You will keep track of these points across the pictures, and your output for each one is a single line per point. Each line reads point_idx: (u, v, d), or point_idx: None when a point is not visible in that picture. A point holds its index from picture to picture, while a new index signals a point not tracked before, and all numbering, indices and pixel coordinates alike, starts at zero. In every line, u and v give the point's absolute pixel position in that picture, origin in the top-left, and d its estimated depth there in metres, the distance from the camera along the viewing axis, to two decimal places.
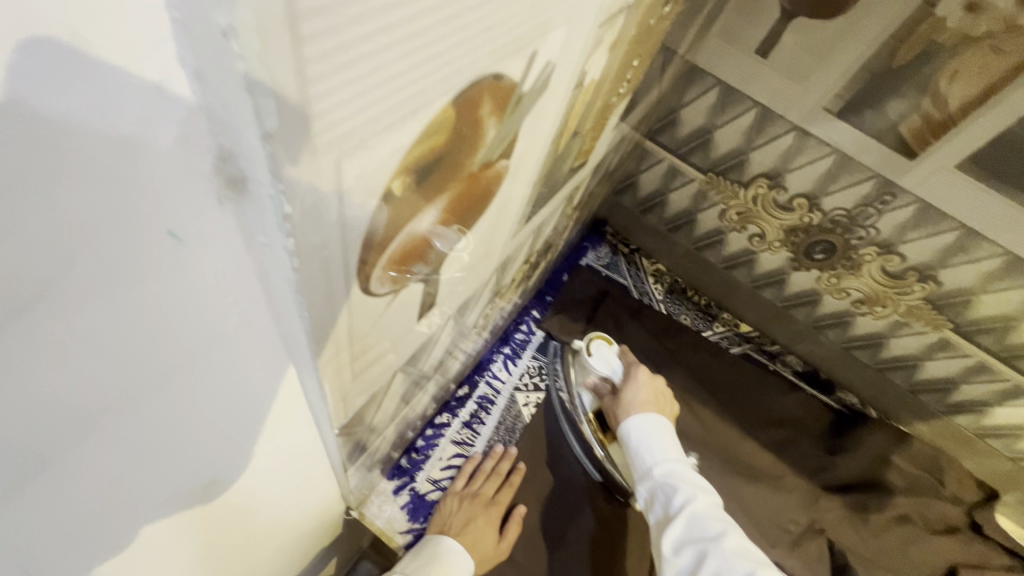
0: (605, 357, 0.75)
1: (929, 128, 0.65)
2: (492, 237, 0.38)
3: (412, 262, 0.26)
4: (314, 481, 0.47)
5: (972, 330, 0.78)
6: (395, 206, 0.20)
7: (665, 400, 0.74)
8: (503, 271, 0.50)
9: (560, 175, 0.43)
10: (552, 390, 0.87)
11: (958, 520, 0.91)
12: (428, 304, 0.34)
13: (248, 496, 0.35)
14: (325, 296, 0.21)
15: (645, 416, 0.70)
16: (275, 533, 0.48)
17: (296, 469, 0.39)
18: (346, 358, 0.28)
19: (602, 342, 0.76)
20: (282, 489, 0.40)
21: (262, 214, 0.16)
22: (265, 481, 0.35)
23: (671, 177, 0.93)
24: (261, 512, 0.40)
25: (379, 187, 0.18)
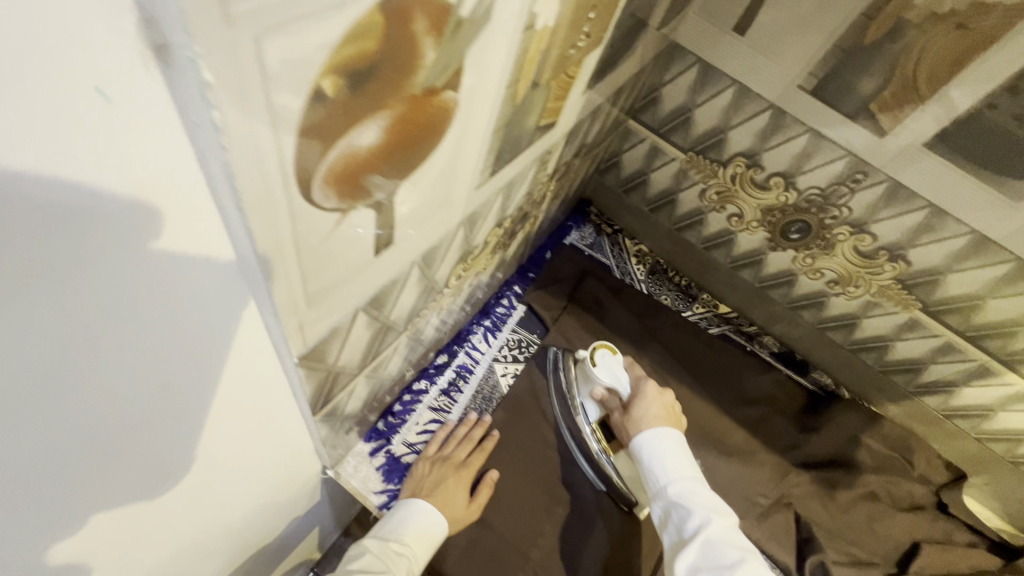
0: (610, 367, 0.80)
1: (897, 106, 0.66)
2: (453, 182, 0.39)
3: (359, 181, 0.28)
4: (286, 429, 0.49)
5: (940, 309, 0.80)
6: (329, 109, 0.22)
7: (673, 412, 0.78)
8: (471, 227, 0.51)
9: (524, 129, 0.45)
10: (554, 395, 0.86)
11: (924, 499, 0.93)
12: (385, 239, 0.35)
13: (216, 422, 0.38)
14: (262, 186, 0.22)
15: (655, 429, 0.74)
16: (248, 482, 0.50)
17: (264, 407, 0.43)
18: (297, 277, 0.29)
19: (607, 352, 0.82)
20: (252, 427, 0.43)
21: (187, 84, 0.17)
22: (232, 408, 0.39)
23: (653, 157, 0.94)
24: (232, 448, 0.43)
25: (307, 82, 0.20)
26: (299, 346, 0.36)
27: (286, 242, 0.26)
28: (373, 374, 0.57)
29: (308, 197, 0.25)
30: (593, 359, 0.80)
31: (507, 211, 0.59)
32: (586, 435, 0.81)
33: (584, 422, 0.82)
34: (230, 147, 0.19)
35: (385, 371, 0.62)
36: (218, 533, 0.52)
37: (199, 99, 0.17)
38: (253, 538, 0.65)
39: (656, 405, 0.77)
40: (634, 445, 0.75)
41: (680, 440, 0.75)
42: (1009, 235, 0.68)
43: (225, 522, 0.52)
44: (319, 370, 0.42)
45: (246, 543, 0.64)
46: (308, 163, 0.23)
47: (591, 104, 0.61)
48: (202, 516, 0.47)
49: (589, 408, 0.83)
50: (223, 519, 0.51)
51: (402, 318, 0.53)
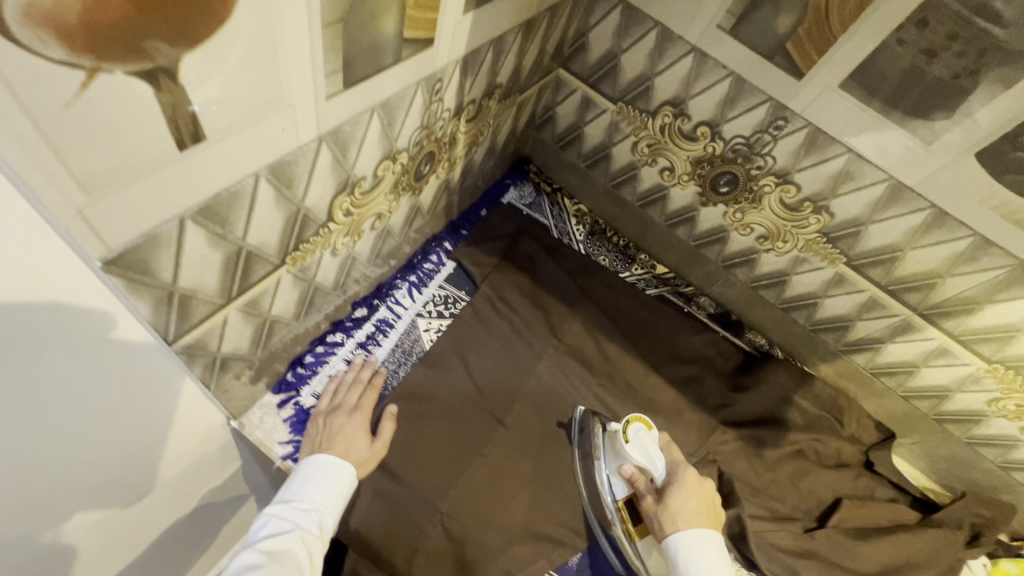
0: (645, 447, 0.70)
1: (812, 44, 0.64)
2: (281, 80, 0.36)
3: (102, 34, 0.25)
4: (150, 375, 0.46)
5: (863, 263, 0.79)
6: None
7: (714, 506, 0.69)
8: (340, 148, 0.48)
9: (378, 34, 0.42)
10: (580, 468, 0.80)
11: (851, 458, 0.93)
12: (191, 132, 0.33)
13: (53, 371, 0.35)
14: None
15: (697, 531, 0.65)
16: (126, 444, 0.47)
17: (113, 350, 0.39)
18: (46, 149, 0.26)
19: (642, 426, 0.71)
20: (105, 376, 0.40)
21: None
22: (70, 353, 0.35)
23: (585, 109, 0.91)
24: (84, 404, 0.39)
25: None
26: (100, 249, 0.33)
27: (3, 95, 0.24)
28: (250, 309, 0.54)
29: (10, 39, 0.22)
30: (624, 435, 0.70)
31: (396, 142, 0.57)
32: (610, 514, 0.73)
33: (608, 498, 0.74)
34: None
35: (271, 311, 0.59)
36: (99, 507, 0.49)
37: None
38: (155, 526, 0.60)
39: (695, 496, 0.68)
40: (668, 540, 0.66)
41: (718, 538, 0.67)
42: (924, 180, 0.67)
43: (107, 493, 0.48)
44: (154, 287, 0.40)
45: (150, 526, 0.60)
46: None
47: (487, 30, 0.58)
48: (68, 487, 0.43)
49: (614, 484, 0.74)
50: (104, 489, 0.47)
51: (268, 246, 0.50)
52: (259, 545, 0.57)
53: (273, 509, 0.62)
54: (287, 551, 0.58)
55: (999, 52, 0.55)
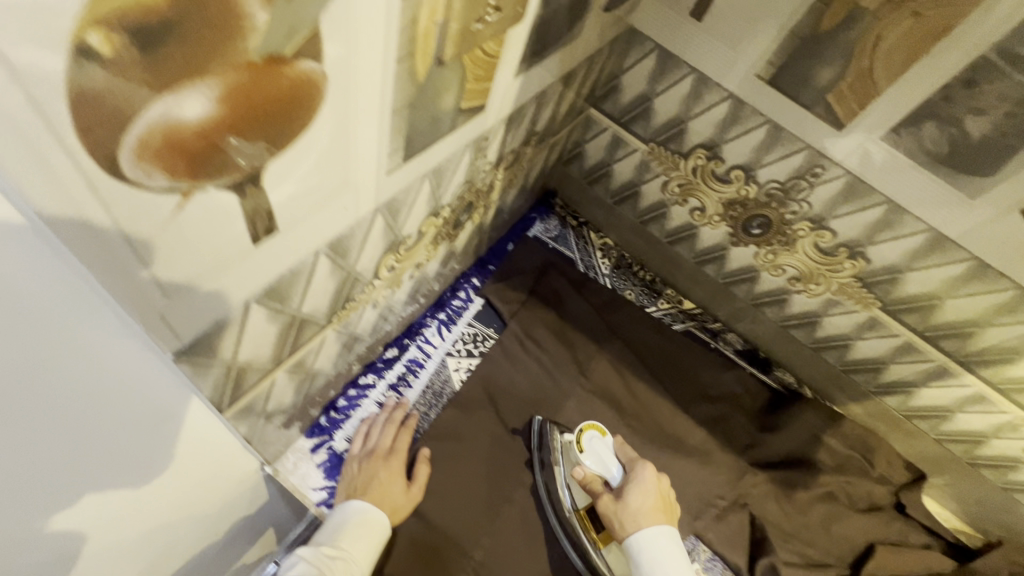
0: (601, 453, 0.74)
1: (854, 97, 0.64)
2: (349, 163, 0.36)
3: (205, 159, 0.25)
4: (203, 447, 0.44)
5: (899, 308, 0.79)
6: (113, 71, 0.19)
7: (670, 505, 0.70)
8: (392, 214, 0.48)
9: (438, 110, 0.42)
10: (539, 476, 0.79)
11: (883, 500, 0.92)
12: (264, 225, 0.33)
13: (113, 458, 0.33)
14: (30, 148, 0.19)
15: (651, 530, 0.65)
16: (177, 519, 0.45)
17: (170, 429, 0.37)
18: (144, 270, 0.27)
19: (596, 433, 0.76)
20: (161, 455, 0.38)
21: None
22: (150, 443, 0.36)
23: (615, 148, 0.91)
24: (139, 485, 0.37)
25: (64, 39, 0.17)
26: (171, 340, 0.33)
27: (101, 214, 0.23)
28: (295, 368, 0.54)
29: (119, 173, 0.22)
30: (579, 444, 0.74)
31: (442, 199, 0.57)
32: (574, 524, 0.74)
33: (569, 507, 0.76)
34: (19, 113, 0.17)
35: (315, 365, 0.59)
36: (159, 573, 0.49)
37: None
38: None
39: (649, 495, 0.68)
40: (625, 543, 0.66)
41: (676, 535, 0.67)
42: (966, 233, 0.66)
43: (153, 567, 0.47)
44: (213, 366, 0.40)
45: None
46: (116, 124, 0.20)
47: (532, 88, 0.58)
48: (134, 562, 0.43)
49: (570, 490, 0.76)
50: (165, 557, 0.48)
51: (319, 311, 0.50)
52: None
53: (301, 551, 0.60)
54: None
55: None
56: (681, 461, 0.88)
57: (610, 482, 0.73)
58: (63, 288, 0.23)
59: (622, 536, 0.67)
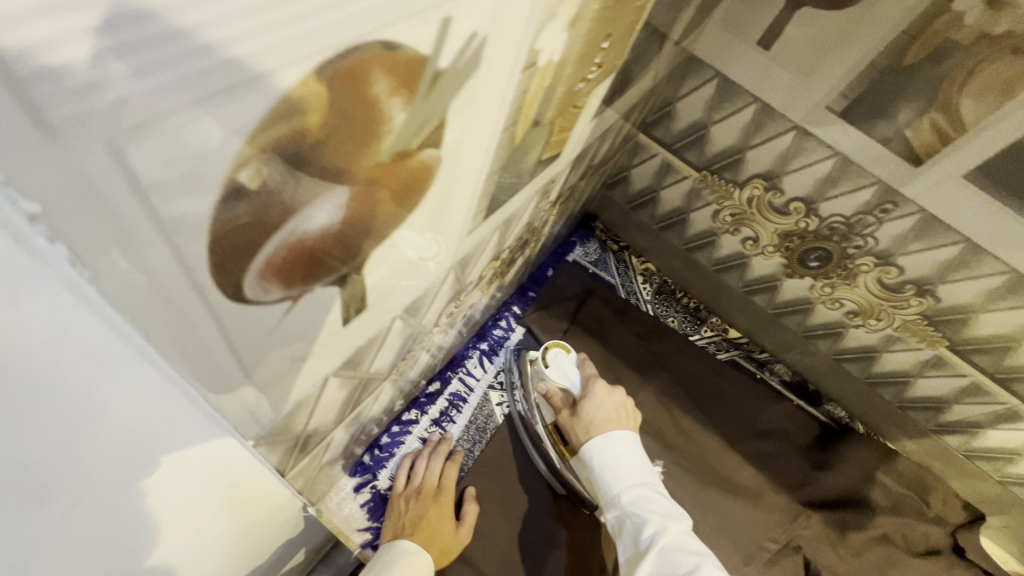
0: (564, 368, 0.75)
1: (937, 134, 0.60)
2: (439, 233, 0.33)
3: (317, 263, 0.23)
4: (268, 512, 0.42)
5: (969, 348, 0.75)
6: (253, 201, 0.18)
7: (631, 413, 0.72)
8: (462, 269, 0.46)
9: (523, 167, 0.39)
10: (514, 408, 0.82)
11: (940, 542, 0.88)
12: (356, 307, 0.30)
13: (181, 537, 0.32)
14: (144, 269, 0.17)
15: (608, 434, 0.68)
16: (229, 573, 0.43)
17: (238, 505, 0.36)
18: (241, 377, 0.26)
19: (559, 351, 0.76)
20: (227, 527, 0.36)
21: (165, 195, 0.15)
22: (225, 520, 0.35)
23: (664, 174, 0.88)
24: (204, 556, 0.36)
25: (215, 181, 0.16)
26: (255, 429, 0.31)
27: (207, 329, 0.21)
28: (353, 421, 0.52)
29: (226, 289, 0.20)
30: (544, 359, 0.75)
31: (505, 245, 0.54)
32: (542, 438, 0.76)
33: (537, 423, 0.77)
34: (181, 246, 0.17)
35: (370, 414, 0.57)
36: None
37: (138, 209, 0.15)
38: None
39: (607, 406, 0.70)
40: (584, 451, 0.68)
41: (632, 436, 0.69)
42: None
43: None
44: (285, 440, 0.37)
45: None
46: (244, 245, 0.19)
47: (601, 127, 0.55)
48: None
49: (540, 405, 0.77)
50: None
51: (383, 367, 0.47)
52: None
53: None
54: None
55: None
56: (731, 500, 0.85)
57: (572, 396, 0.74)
58: (145, 398, 0.22)
59: (581, 444, 0.69)
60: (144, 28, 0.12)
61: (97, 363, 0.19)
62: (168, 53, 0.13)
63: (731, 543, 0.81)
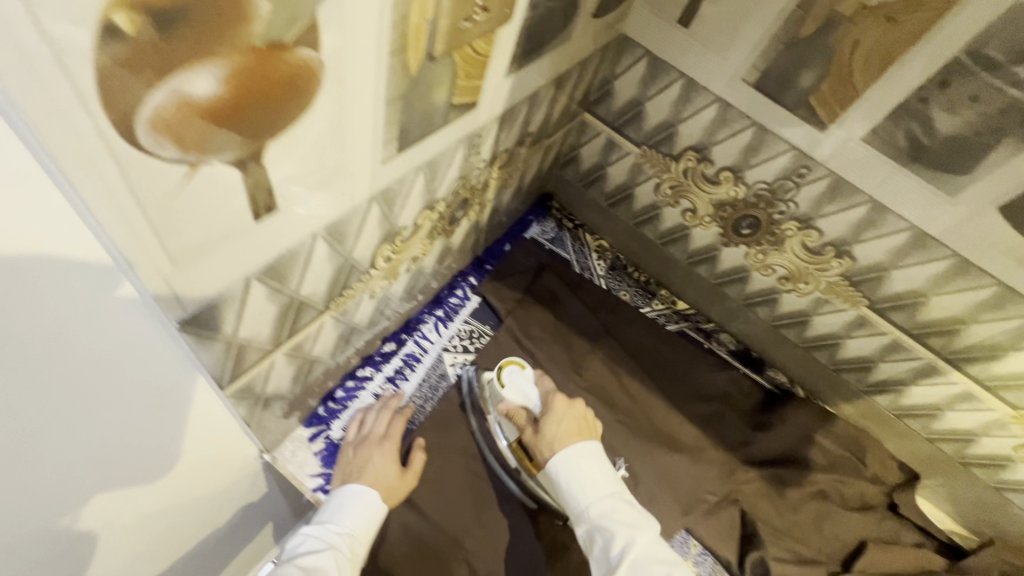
0: (519, 386, 0.76)
1: (835, 99, 0.67)
2: (344, 149, 0.39)
3: (212, 135, 0.28)
4: (194, 418, 0.48)
5: (886, 306, 0.80)
6: (133, 48, 0.23)
7: (590, 423, 0.75)
8: (388, 204, 0.51)
9: (431, 103, 0.45)
10: (472, 419, 0.82)
11: (875, 499, 0.93)
12: (265, 203, 0.36)
13: (114, 418, 0.38)
14: (50, 102, 0.22)
15: (572, 447, 0.71)
16: (163, 478, 0.49)
17: (165, 399, 0.41)
18: (155, 245, 0.30)
19: (516, 367, 0.77)
20: (154, 421, 0.42)
21: (51, 24, 0.20)
22: (154, 401, 0.40)
23: (609, 151, 0.94)
24: (134, 447, 0.42)
25: (92, 18, 0.21)
26: (177, 310, 0.36)
27: (113, 177, 0.26)
28: (294, 352, 0.57)
29: (121, 130, 0.25)
30: (500, 379, 0.76)
31: (436, 193, 0.59)
32: (506, 455, 0.77)
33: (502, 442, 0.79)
34: (71, 76, 0.22)
35: (313, 351, 0.62)
36: (144, 536, 0.52)
37: (29, 32, 0.20)
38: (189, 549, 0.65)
39: (565, 421, 0.73)
40: (550, 468, 0.70)
41: (595, 446, 0.72)
42: (948, 230, 0.68)
43: (147, 520, 0.51)
44: (215, 340, 0.42)
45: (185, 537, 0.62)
46: (125, 98, 0.24)
47: (524, 87, 0.61)
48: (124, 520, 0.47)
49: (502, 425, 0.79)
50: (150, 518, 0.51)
51: (317, 295, 0.52)
52: (296, 562, 0.61)
53: (308, 529, 0.66)
54: (320, 569, 0.61)
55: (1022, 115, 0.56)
56: (673, 457, 0.89)
57: (534, 413, 0.76)
58: (74, 254, 0.27)
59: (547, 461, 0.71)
60: None
61: (32, 196, 0.23)
62: None
63: (671, 496, 0.86)
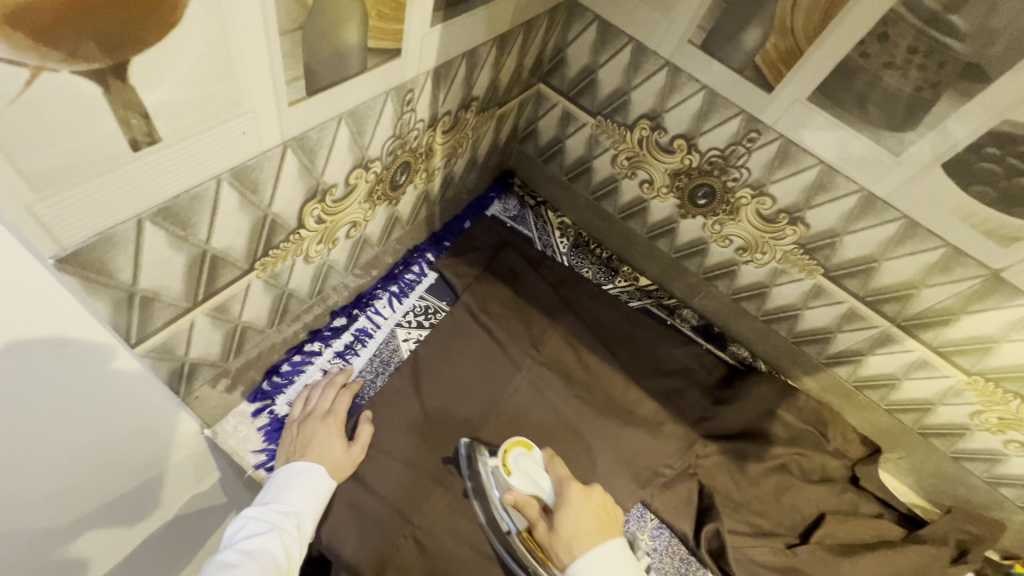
0: (527, 471, 0.71)
1: (779, 58, 0.66)
2: (235, 81, 0.37)
3: (67, 46, 0.27)
4: (100, 377, 0.46)
5: (840, 274, 0.80)
6: None
7: (608, 511, 0.69)
8: (307, 154, 0.49)
9: (341, 41, 0.43)
10: (477, 504, 0.76)
11: (836, 472, 0.92)
12: (144, 133, 0.34)
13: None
14: None
15: (597, 549, 0.64)
16: (68, 438, 0.47)
17: (53, 350, 0.40)
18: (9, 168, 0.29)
19: (524, 456, 0.73)
20: (49, 374, 0.40)
21: None
22: (46, 350, 0.39)
23: (566, 123, 0.93)
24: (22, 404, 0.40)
25: None
26: (53, 247, 0.34)
27: None
28: (218, 314, 0.55)
29: None
30: (506, 465, 0.71)
31: (367, 151, 0.58)
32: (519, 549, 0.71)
33: (510, 530, 0.73)
34: None
35: (242, 316, 0.59)
36: (54, 502, 0.51)
37: None
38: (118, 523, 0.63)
39: (583, 514, 0.67)
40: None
41: (615, 543, 0.66)
42: (895, 191, 0.68)
43: (58, 486, 0.50)
44: (109, 288, 0.40)
45: (115, 507, 0.61)
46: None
47: (458, 42, 0.59)
48: (27, 482, 0.46)
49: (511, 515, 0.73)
50: (61, 480, 0.50)
51: (235, 250, 0.50)
52: (238, 545, 0.59)
53: (250, 511, 0.63)
54: (266, 552, 0.59)
55: (957, 65, 0.56)
56: (632, 431, 0.88)
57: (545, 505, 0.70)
58: None
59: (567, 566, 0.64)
60: None
61: None
62: None
63: (628, 471, 0.84)
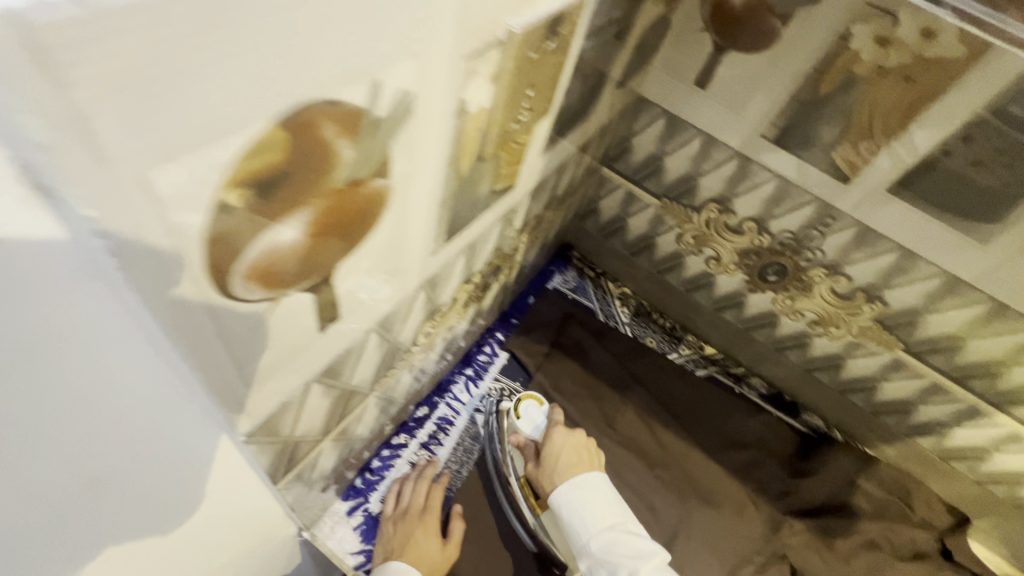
0: (532, 417, 0.84)
1: (858, 153, 0.67)
2: (403, 250, 0.40)
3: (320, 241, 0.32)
4: (182, 451, 0.35)
5: (923, 350, 0.79)
6: (239, 217, 0.26)
7: (593, 452, 0.78)
8: (433, 288, 0.52)
9: (476, 194, 0.46)
10: (487, 452, 0.84)
11: (927, 546, 0.90)
12: (329, 314, 0.37)
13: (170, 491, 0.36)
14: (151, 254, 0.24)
15: (575, 479, 0.73)
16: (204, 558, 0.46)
17: (182, 461, 0.36)
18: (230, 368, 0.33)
19: (533, 403, 0.85)
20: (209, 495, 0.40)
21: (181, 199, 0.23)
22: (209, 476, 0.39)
23: (629, 204, 0.96)
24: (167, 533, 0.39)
25: (209, 196, 0.24)
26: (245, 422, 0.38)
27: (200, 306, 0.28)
28: (340, 436, 0.57)
29: (219, 283, 0.28)
30: (517, 410, 0.84)
31: (474, 267, 0.60)
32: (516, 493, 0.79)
33: (512, 476, 0.80)
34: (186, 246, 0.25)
35: (357, 431, 0.62)
36: None
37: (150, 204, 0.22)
38: None
39: (569, 449, 0.77)
40: (554, 500, 0.74)
41: (600, 476, 0.75)
42: (981, 275, 0.68)
43: None
44: (271, 443, 0.43)
45: None
46: (241, 236, 0.27)
47: (555, 159, 0.62)
48: None
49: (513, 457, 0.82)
50: None
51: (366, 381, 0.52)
52: None
53: None
54: None
55: None
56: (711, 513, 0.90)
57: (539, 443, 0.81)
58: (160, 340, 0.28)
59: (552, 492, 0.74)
60: (164, 84, 0.19)
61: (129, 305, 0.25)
62: (182, 109, 0.20)
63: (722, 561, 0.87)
